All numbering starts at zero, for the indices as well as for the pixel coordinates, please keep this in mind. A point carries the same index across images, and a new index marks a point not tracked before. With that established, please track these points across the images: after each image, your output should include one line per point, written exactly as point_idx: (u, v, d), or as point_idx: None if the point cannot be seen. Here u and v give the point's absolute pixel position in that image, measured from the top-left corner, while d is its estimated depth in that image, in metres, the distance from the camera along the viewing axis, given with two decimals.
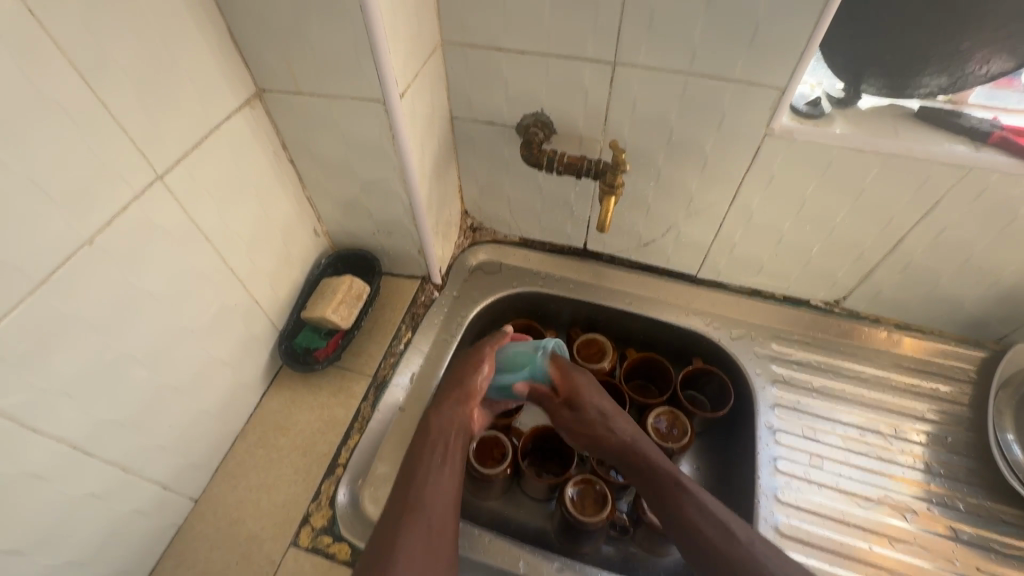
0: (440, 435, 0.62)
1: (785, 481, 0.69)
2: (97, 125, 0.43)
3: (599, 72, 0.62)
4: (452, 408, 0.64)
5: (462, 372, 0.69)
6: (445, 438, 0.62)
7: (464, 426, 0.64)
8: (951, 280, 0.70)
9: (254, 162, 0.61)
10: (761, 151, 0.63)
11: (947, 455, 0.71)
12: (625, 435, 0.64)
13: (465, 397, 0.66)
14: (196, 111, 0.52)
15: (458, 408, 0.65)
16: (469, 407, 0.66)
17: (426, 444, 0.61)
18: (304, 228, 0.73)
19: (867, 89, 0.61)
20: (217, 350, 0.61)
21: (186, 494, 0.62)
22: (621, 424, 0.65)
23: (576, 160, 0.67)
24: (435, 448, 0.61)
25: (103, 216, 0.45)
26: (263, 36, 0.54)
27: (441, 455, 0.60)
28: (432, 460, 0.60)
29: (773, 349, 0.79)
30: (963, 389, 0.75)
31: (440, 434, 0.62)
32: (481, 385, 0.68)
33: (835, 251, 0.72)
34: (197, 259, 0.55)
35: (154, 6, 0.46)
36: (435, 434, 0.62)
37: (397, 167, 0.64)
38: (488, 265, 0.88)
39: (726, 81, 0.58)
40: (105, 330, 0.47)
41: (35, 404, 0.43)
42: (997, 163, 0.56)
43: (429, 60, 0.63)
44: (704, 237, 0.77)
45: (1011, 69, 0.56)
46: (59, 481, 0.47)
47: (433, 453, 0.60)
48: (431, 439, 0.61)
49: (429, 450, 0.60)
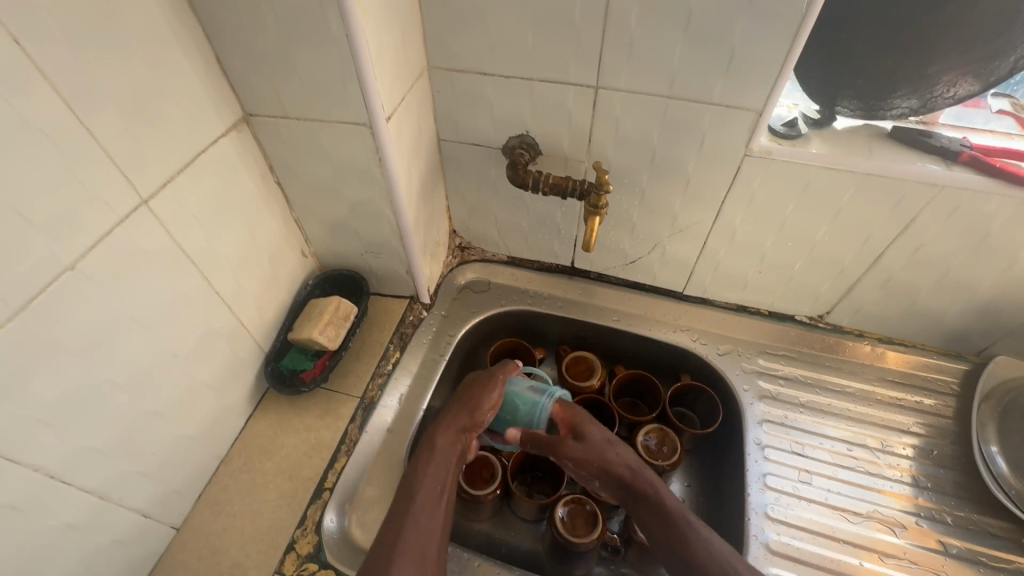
0: (442, 460, 0.59)
1: (775, 497, 0.69)
2: (82, 150, 0.43)
3: (582, 95, 0.64)
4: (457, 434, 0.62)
5: (471, 395, 0.65)
6: (444, 464, 0.59)
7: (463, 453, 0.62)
8: (930, 294, 0.71)
9: (241, 185, 0.61)
10: (742, 170, 0.65)
11: (933, 468, 0.71)
12: (630, 465, 0.61)
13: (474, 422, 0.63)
14: (183, 136, 0.52)
15: (463, 434, 0.62)
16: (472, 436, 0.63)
17: (428, 468, 0.58)
18: (291, 249, 0.73)
19: (842, 110, 0.63)
20: (201, 374, 0.60)
21: (169, 523, 0.60)
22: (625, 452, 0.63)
23: (561, 181, 0.68)
24: (436, 472, 0.58)
25: (85, 241, 0.45)
26: (250, 62, 0.55)
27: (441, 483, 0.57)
28: (434, 485, 0.57)
29: (760, 365, 0.80)
30: (946, 402, 0.76)
31: (442, 457, 0.60)
32: (489, 414, 0.64)
33: (817, 267, 0.73)
34: (182, 283, 0.55)
35: (141, 34, 0.46)
36: (437, 459, 0.59)
37: (384, 188, 0.65)
38: (477, 284, 0.88)
39: (705, 103, 0.60)
40: (87, 356, 0.47)
41: (12, 433, 0.42)
42: (968, 182, 0.58)
43: (415, 84, 0.65)
44: (689, 255, 0.78)
45: (977, 91, 0.58)
46: (36, 512, 0.45)
47: (434, 476, 0.57)
48: (433, 464, 0.59)
49: (430, 475, 0.58)
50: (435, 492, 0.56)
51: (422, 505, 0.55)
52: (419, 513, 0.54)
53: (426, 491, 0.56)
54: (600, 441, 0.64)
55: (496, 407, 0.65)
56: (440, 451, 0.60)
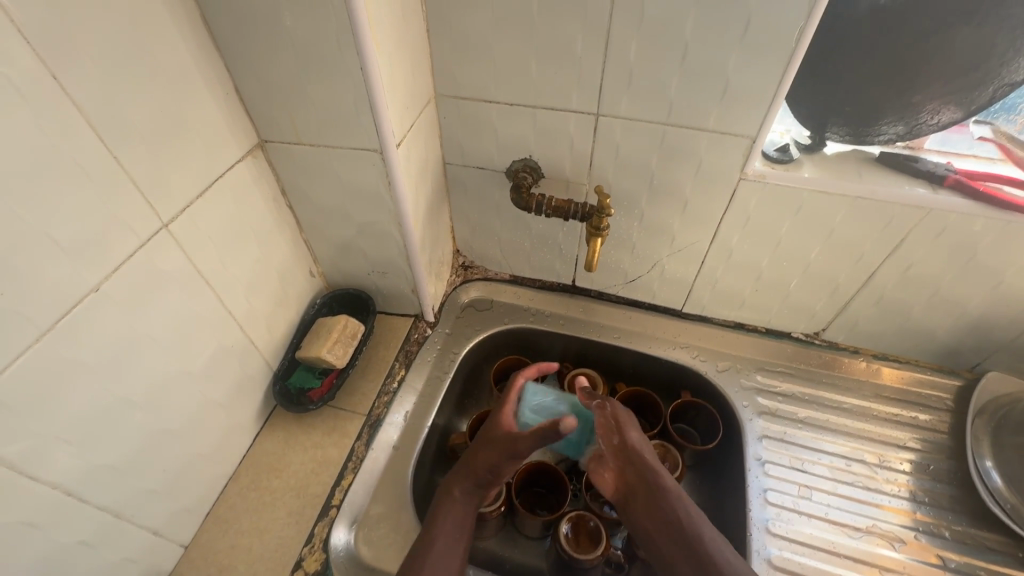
0: (463, 510, 0.58)
1: (776, 513, 0.70)
2: (109, 177, 0.45)
3: (583, 122, 0.66)
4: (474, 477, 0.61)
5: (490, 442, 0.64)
6: (464, 508, 0.59)
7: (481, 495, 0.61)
8: (922, 312, 0.73)
9: (255, 208, 0.64)
10: (737, 193, 0.67)
11: (930, 482, 0.72)
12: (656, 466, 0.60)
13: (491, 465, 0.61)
14: (202, 162, 0.55)
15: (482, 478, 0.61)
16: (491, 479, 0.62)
17: (445, 513, 0.58)
18: (300, 269, 0.75)
19: (832, 136, 0.66)
20: (213, 392, 0.62)
21: (178, 541, 0.61)
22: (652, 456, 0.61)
23: (563, 204, 0.71)
24: (455, 523, 0.57)
25: (109, 264, 0.47)
26: (267, 93, 0.58)
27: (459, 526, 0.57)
28: (453, 532, 0.56)
29: (759, 381, 0.81)
30: (941, 417, 0.77)
31: (461, 503, 0.59)
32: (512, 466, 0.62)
33: (812, 285, 0.75)
34: (197, 303, 0.57)
35: (167, 67, 0.49)
36: (456, 510, 0.58)
37: (393, 210, 0.67)
38: (480, 302, 0.90)
39: (701, 130, 0.63)
40: (107, 375, 0.48)
41: (33, 450, 0.43)
42: (953, 205, 0.61)
43: (423, 112, 0.67)
44: (687, 274, 0.80)
45: (959, 118, 0.61)
46: (52, 530, 0.46)
47: (453, 528, 0.57)
48: (451, 516, 0.57)
49: (449, 525, 0.57)
50: (453, 544, 0.56)
51: (439, 560, 0.54)
52: (437, 568, 0.53)
53: (444, 543, 0.55)
54: (634, 428, 0.64)
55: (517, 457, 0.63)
56: (460, 500, 0.59)
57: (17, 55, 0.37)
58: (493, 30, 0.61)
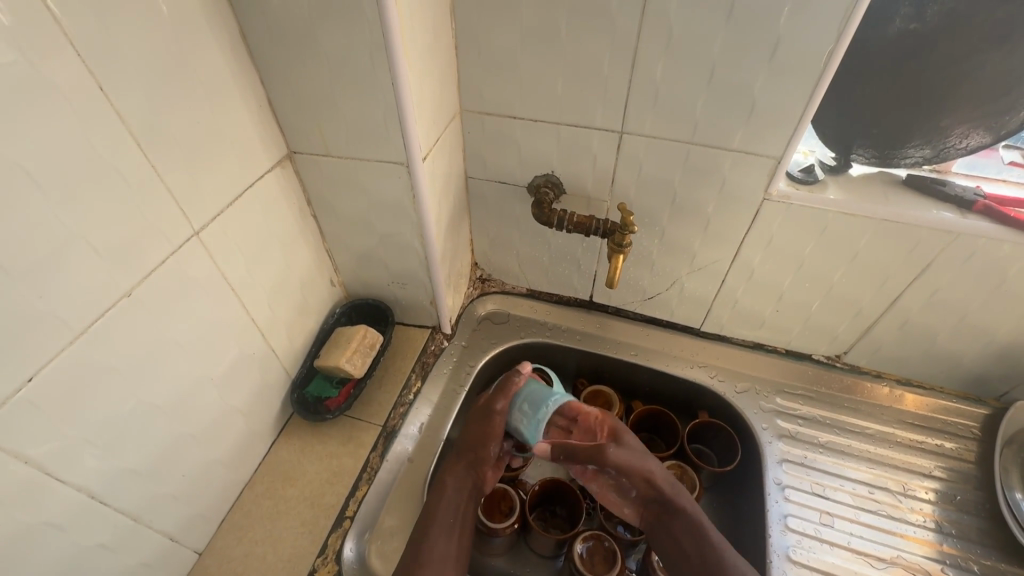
0: (456, 495, 0.62)
1: (797, 539, 0.68)
2: (146, 185, 0.46)
3: (607, 139, 0.67)
4: (464, 468, 0.64)
5: (478, 428, 0.68)
6: (457, 500, 0.62)
7: (474, 485, 0.64)
8: (948, 338, 0.72)
9: (282, 218, 0.65)
10: (761, 213, 0.67)
11: (956, 513, 0.70)
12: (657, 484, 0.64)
13: (479, 458, 0.65)
14: (234, 173, 0.56)
15: (471, 469, 0.65)
16: (483, 468, 0.65)
17: (440, 503, 0.61)
18: (322, 278, 0.76)
19: (857, 158, 0.66)
20: (233, 399, 0.62)
21: (193, 548, 0.61)
22: (653, 467, 0.64)
23: (585, 220, 0.71)
24: (449, 508, 0.61)
25: (142, 271, 0.48)
26: (300, 106, 0.59)
27: (455, 516, 0.60)
28: (447, 522, 0.60)
29: (779, 404, 0.80)
30: (967, 446, 0.75)
31: (454, 494, 0.62)
32: (494, 446, 0.66)
33: (834, 308, 0.74)
34: (222, 309, 0.57)
35: (206, 81, 0.50)
36: (448, 496, 0.62)
37: (416, 223, 0.68)
38: (496, 315, 0.90)
39: (726, 150, 0.63)
40: (134, 379, 0.48)
41: (61, 453, 0.44)
42: (983, 230, 0.60)
43: (449, 126, 0.68)
44: (707, 292, 0.79)
45: (988, 143, 0.60)
46: (74, 532, 0.47)
47: (448, 511, 0.60)
48: (443, 503, 0.61)
49: (445, 509, 0.61)
50: (450, 524, 0.60)
51: (434, 541, 0.58)
52: (433, 549, 0.57)
53: (441, 525, 0.59)
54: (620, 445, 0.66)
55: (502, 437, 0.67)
56: (452, 487, 0.63)
57: (68, 67, 0.39)
58: (520, 46, 0.62)
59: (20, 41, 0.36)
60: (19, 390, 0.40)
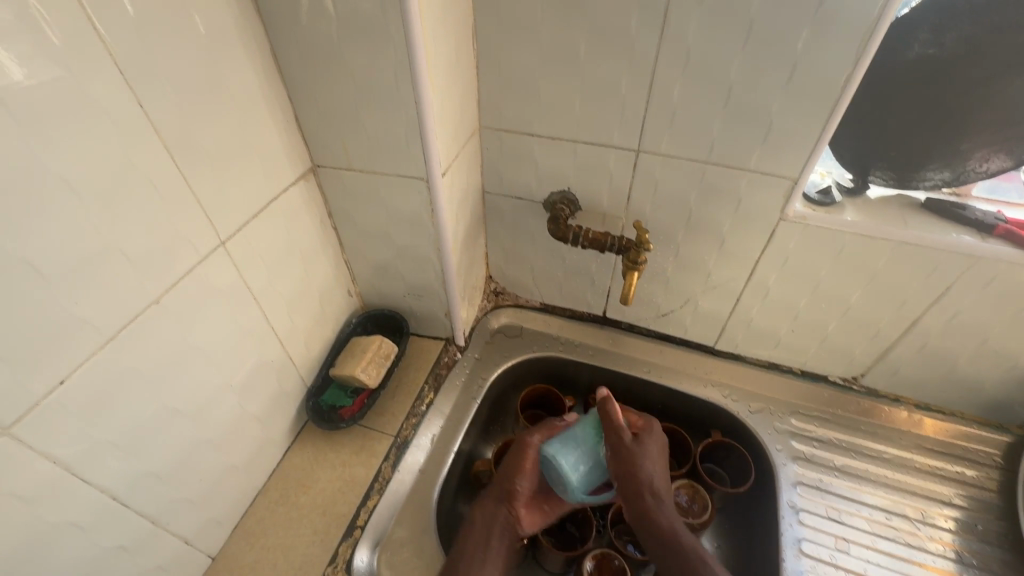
0: (482, 532, 0.63)
1: (811, 565, 0.67)
2: (177, 196, 0.48)
3: (623, 157, 0.68)
4: (497, 503, 0.65)
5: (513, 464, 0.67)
6: (487, 535, 0.63)
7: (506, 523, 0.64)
8: (968, 363, 0.71)
9: (303, 230, 0.66)
10: (776, 233, 0.67)
11: (978, 544, 0.68)
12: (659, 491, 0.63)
13: (507, 492, 0.65)
14: (260, 185, 0.58)
15: (505, 505, 0.65)
16: (514, 505, 0.65)
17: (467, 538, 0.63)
18: (339, 289, 0.77)
19: (874, 180, 0.66)
20: (251, 406, 0.63)
21: (207, 552, 0.62)
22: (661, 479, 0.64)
23: (600, 236, 0.71)
24: (477, 543, 0.62)
25: (169, 280, 0.49)
26: (325, 123, 0.61)
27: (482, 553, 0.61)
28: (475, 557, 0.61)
29: (793, 425, 0.79)
30: (989, 474, 0.73)
31: (482, 530, 0.64)
32: (525, 478, 0.65)
33: (851, 330, 0.74)
34: (243, 317, 0.59)
35: (238, 98, 0.53)
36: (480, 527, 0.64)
37: (433, 236, 0.69)
38: (509, 328, 0.91)
39: (742, 169, 0.63)
40: (157, 385, 0.50)
41: (87, 455, 0.45)
42: (1002, 254, 0.59)
43: (467, 143, 0.70)
44: (721, 310, 0.79)
45: (1009, 167, 0.60)
46: (96, 532, 0.48)
47: (474, 546, 0.62)
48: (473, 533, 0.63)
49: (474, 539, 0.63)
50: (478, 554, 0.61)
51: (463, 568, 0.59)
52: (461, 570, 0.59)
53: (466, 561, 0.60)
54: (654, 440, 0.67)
55: (529, 471, 0.66)
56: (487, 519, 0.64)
57: (112, 85, 0.41)
58: (540, 66, 0.63)
59: (68, 61, 0.38)
60: (49, 393, 0.41)
